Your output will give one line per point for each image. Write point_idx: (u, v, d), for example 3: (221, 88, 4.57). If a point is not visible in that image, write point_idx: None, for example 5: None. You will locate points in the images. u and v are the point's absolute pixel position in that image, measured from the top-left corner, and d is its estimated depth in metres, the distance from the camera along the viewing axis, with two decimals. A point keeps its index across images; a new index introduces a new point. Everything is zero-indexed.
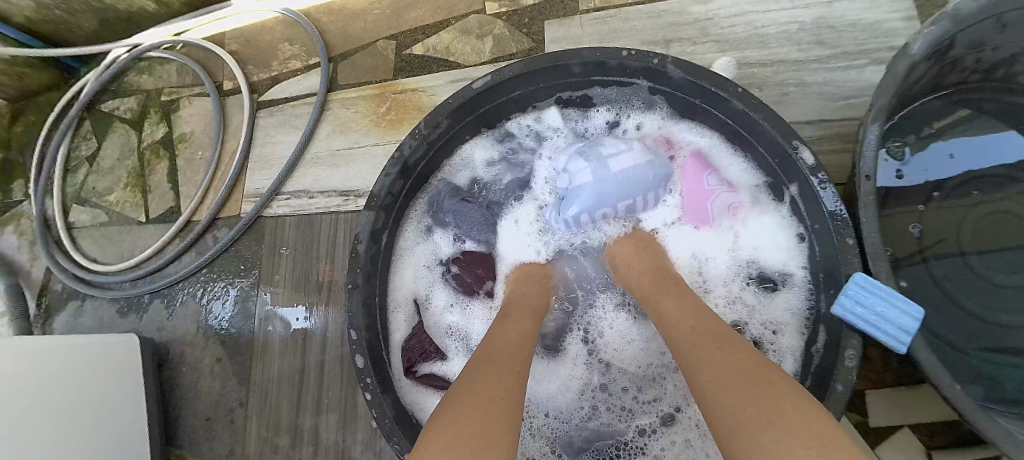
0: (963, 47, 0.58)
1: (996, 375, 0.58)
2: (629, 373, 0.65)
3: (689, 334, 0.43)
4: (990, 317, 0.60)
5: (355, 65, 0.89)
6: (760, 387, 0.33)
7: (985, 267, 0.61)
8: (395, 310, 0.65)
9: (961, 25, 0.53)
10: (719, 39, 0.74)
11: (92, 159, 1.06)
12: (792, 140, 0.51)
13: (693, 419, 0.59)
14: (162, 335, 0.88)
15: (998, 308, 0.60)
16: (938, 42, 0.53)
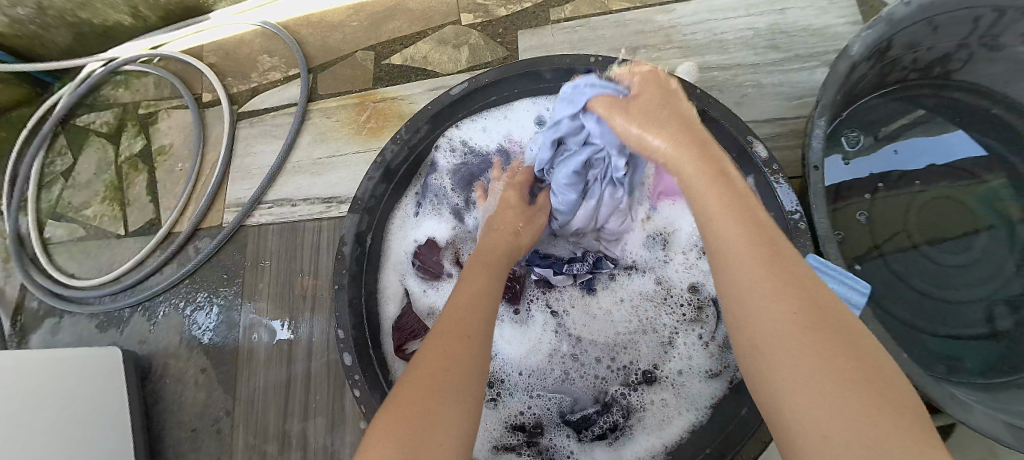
0: (901, 49, 0.63)
1: (946, 349, 0.63)
2: (600, 341, 0.67)
3: (748, 241, 0.35)
4: (936, 297, 0.65)
5: (334, 76, 0.91)
6: (844, 354, 0.29)
7: (930, 251, 0.67)
8: (385, 301, 0.66)
9: (896, 28, 0.58)
10: (681, 46, 0.79)
11: (67, 174, 1.05)
12: (746, 135, 0.55)
13: (668, 378, 0.63)
14: (144, 347, 0.88)
15: (943, 289, 0.65)
16: (877, 44, 0.58)
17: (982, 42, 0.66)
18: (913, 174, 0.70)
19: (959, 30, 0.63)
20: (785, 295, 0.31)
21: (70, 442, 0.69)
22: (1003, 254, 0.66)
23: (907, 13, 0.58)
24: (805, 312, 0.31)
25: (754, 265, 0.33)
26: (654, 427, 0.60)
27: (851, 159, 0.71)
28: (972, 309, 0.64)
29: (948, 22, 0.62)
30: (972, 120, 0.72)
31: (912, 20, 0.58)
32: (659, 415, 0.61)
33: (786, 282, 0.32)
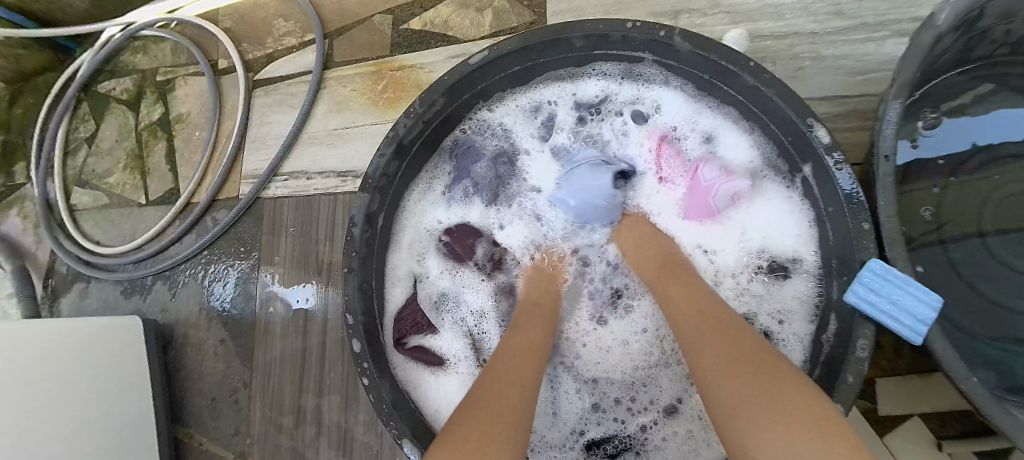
0: (993, 17, 0.54)
1: (1012, 361, 0.56)
2: (617, 380, 0.64)
3: (694, 314, 0.46)
4: (1008, 301, 0.58)
5: (351, 42, 0.86)
6: (762, 375, 0.35)
7: (1005, 251, 0.59)
8: (392, 284, 0.65)
9: None
10: (729, 10, 0.71)
11: (90, 140, 1.05)
12: (807, 118, 0.48)
13: (693, 409, 0.59)
14: (166, 316, 0.88)
15: (1017, 293, 0.58)
16: (966, 13, 0.49)
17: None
18: (991, 164, 0.62)
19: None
20: (715, 348, 0.40)
21: (85, 411, 0.70)
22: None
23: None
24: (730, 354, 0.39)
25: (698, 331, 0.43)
26: (676, 456, 0.58)
27: (920, 141, 0.63)
28: None
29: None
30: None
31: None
32: (682, 442, 0.58)
33: (717, 337, 0.41)
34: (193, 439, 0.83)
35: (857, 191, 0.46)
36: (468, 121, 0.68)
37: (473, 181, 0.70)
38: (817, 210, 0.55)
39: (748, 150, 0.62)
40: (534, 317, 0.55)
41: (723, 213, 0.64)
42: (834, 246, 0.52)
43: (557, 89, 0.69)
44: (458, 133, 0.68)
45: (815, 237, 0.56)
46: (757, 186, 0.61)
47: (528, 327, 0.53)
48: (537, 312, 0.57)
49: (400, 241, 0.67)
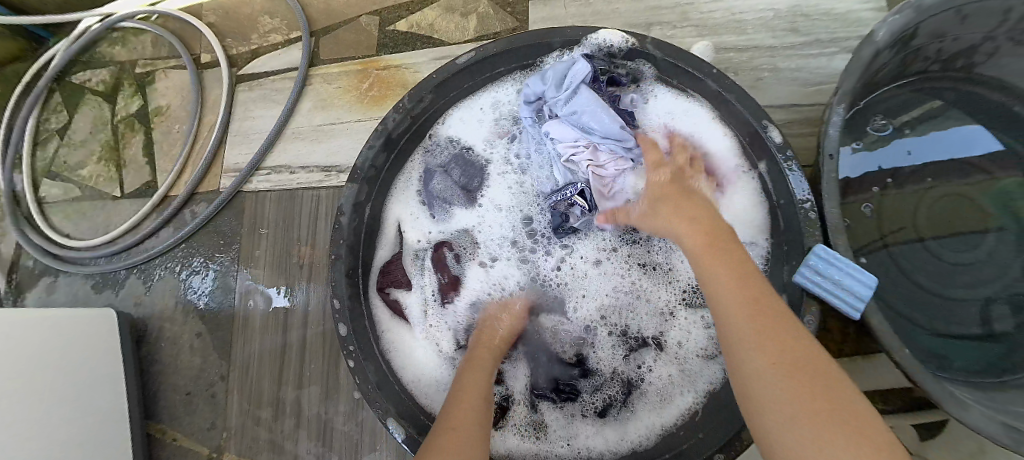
0: (925, 37, 0.60)
1: (944, 347, 0.62)
2: (609, 322, 0.64)
3: (739, 286, 0.42)
4: (941, 291, 0.64)
5: (337, 41, 0.88)
6: (797, 366, 0.35)
7: (939, 246, 0.65)
8: (383, 244, 0.66)
9: (924, 15, 0.56)
10: (697, 23, 0.76)
11: (62, 131, 1.03)
12: (762, 119, 0.53)
13: (678, 353, 0.60)
14: (140, 309, 0.87)
15: (949, 284, 0.65)
16: (901, 32, 0.55)
17: (1010, 35, 0.62)
18: (925, 169, 0.69)
19: (988, 21, 0.60)
20: (755, 330, 0.38)
21: (53, 403, 0.68)
22: (1009, 252, 0.65)
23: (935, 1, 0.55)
24: (778, 344, 0.37)
25: (741, 311, 0.40)
26: (658, 402, 0.59)
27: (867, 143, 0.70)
28: (970, 308, 0.64)
29: (978, 12, 0.59)
30: (991, 116, 0.70)
31: (940, 8, 0.55)
32: (661, 398, 0.59)
33: (768, 323, 0.38)
34: (166, 434, 0.82)
35: (805, 186, 0.51)
36: (456, 109, 0.67)
37: (443, 197, 0.68)
38: (768, 203, 0.58)
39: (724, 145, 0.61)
40: (482, 360, 0.54)
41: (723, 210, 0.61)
42: (783, 236, 0.56)
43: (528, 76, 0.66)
44: (449, 118, 0.68)
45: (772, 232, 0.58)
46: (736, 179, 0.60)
47: (475, 372, 0.52)
48: (485, 353, 0.56)
49: (395, 206, 0.67)
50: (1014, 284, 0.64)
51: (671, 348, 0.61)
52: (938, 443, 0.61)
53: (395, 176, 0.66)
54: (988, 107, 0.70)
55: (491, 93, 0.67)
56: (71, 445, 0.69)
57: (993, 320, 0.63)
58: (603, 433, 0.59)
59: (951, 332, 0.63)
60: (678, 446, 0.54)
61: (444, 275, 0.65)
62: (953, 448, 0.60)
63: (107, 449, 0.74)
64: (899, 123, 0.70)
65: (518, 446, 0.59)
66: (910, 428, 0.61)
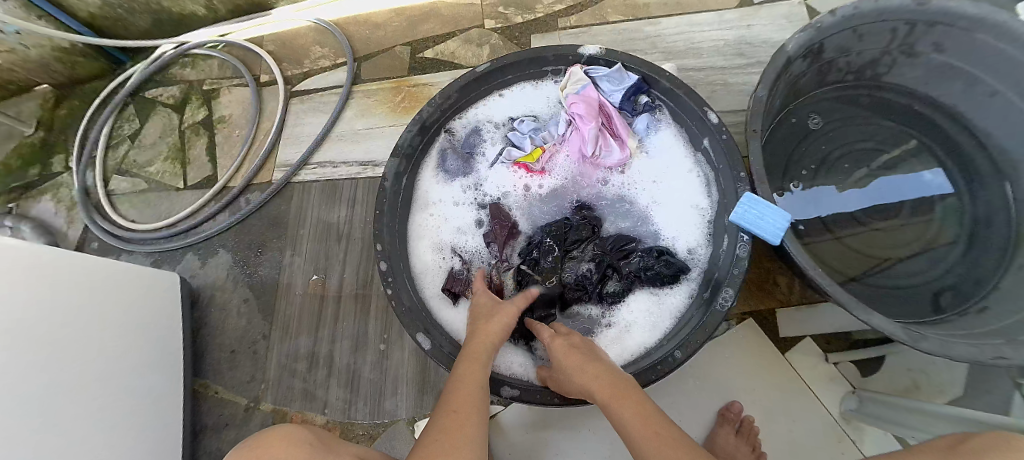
0: (833, 51, 0.80)
1: (880, 297, 0.79)
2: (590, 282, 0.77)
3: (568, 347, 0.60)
4: (876, 254, 0.82)
5: (376, 65, 1.08)
6: None
7: (868, 219, 0.84)
8: (416, 217, 0.80)
9: (824, 34, 0.75)
10: (664, 52, 0.97)
11: (133, 136, 1.21)
12: (703, 107, 0.71)
13: (648, 296, 0.74)
14: (195, 280, 1.01)
15: (882, 248, 0.82)
16: (809, 45, 0.75)
17: (902, 50, 0.82)
18: (855, 160, 0.88)
19: (879, 39, 0.80)
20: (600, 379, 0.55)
21: (114, 352, 0.80)
22: (925, 225, 0.83)
23: (833, 22, 0.74)
24: (620, 393, 0.52)
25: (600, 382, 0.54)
26: (636, 328, 0.72)
27: (804, 138, 0.89)
28: (893, 265, 0.81)
29: (870, 32, 0.78)
30: (900, 116, 0.89)
31: (837, 28, 0.75)
32: (640, 323, 0.72)
33: (610, 378, 0.55)
34: (209, 388, 0.94)
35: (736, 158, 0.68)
36: (473, 110, 0.86)
37: (463, 172, 0.84)
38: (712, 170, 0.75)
39: (676, 134, 0.80)
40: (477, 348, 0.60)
41: (680, 181, 0.79)
42: (725, 194, 0.72)
43: (533, 85, 0.86)
44: (468, 118, 0.86)
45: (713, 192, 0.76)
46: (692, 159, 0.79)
47: (473, 366, 0.57)
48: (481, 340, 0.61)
49: (422, 188, 0.82)
50: (926, 247, 0.81)
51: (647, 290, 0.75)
52: (874, 379, 0.75)
53: (423, 159, 0.83)
54: (899, 111, 0.89)
55: (500, 99, 0.86)
56: (124, 392, 0.79)
57: (911, 275, 0.80)
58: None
59: (875, 283, 0.80)
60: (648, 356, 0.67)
61: (465, 240, 0.80)
62: (891, 380, 0.74)
63: (153, 401, 0.84)
64: (826, 121, 0.90)
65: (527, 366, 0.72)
66: (851, 365, 0.76)
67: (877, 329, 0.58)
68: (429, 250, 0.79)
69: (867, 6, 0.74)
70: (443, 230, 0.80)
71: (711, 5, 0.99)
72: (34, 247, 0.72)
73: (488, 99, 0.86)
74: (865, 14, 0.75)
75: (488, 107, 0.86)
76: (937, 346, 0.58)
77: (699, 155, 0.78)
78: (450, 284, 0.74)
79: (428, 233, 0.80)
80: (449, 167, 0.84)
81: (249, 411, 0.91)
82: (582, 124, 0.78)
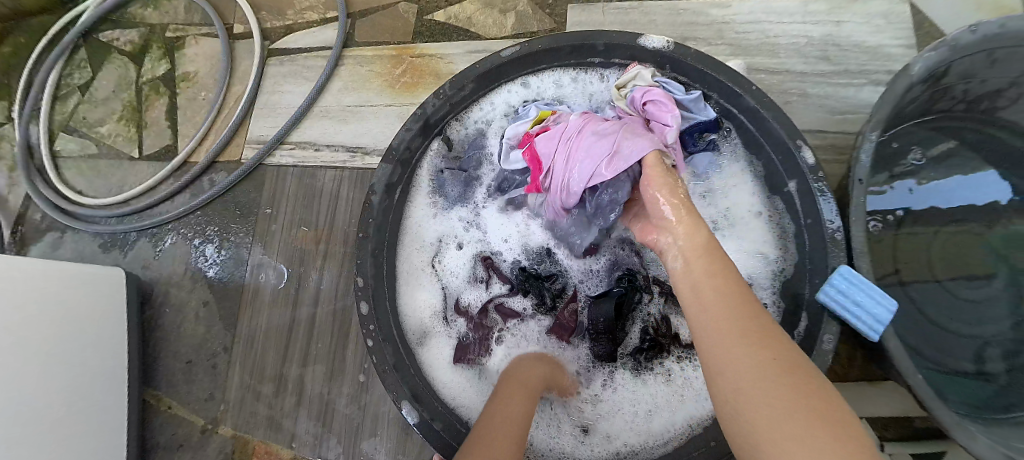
0: (955, 77, 0.61)
1: (948, 382, 0.62)
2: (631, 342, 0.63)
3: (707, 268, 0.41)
4: (950, 326, 0.65)
5: (373, 25, 0.88)
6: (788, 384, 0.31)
7: (950, 281, 0.66)
8: (410, 243, 0.67)
9: (960, 54, 0.56)
10: (733, 43, 0.77)
11: (85, 87, 1.02)
12: (796, 139, 0.54)
13: None
14: (147, 273, 0.86)
15: (957, 319, 0.65)
16: (934, 69, 0.56)
17: None
18: (943, 199, 0.70)
19: (1012, 68, 0.60)
20: (747, 343, 0.34)
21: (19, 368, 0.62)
22: (1014, 295, 0.66)
23: (970, 41, 0.56)
24: (787, 383, 0.31)
25: (746, 348, 0.34)
26: (689, 399, 0.58)
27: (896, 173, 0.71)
28: (974, 345, 0.64)
29: (1006, 58, 0.59)
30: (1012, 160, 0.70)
31: (973, 50, 0.57)
32: (686, 398, 0.58)
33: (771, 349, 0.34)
34: (161, 402, 0.81)
35: (835, 219, 0.51)
36: (482, 107, 0.69)
37: (465, 186, 0.70)
38: (794, 221, 0.59)
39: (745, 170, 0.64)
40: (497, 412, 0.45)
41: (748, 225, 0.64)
42: (807, 254, 0.56)
43: (572, 73, 0.67)
44: (476, 118, 0.69)
45: (787, 248, 0.60)
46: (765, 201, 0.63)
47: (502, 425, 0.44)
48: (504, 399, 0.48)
49: (418, 207, 0.68)
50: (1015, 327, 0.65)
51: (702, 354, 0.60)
52: None
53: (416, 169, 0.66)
54: (1016, 157, 0.69)
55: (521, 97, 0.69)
56: (31, 419, 0.62)
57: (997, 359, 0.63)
58: (624, 433, 0.58)
59: (951, 366, 0.63)
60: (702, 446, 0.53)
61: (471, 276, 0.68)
62: None
63: (95, 421, 0.71)
64: (932, 156, 0.71)
65: (549, 442, 0.59)
66: None
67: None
68: (423, 287, 0.66)
69: (1017, 24, 0.55)
70: (445, 263, 0.68)
71: None
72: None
73: (502, 90, 0.68)
74: (1010, 37, 0.56)
75: (501, 104, 0.69)
76: None
77: (776, 199, 0.61)
78: (460, 353, 0.62)
79: (424, 267, 0.67)
80: (451, 183, 0.70)
81: (205, 433, 0.78)
82: (659, 112, 0.57)
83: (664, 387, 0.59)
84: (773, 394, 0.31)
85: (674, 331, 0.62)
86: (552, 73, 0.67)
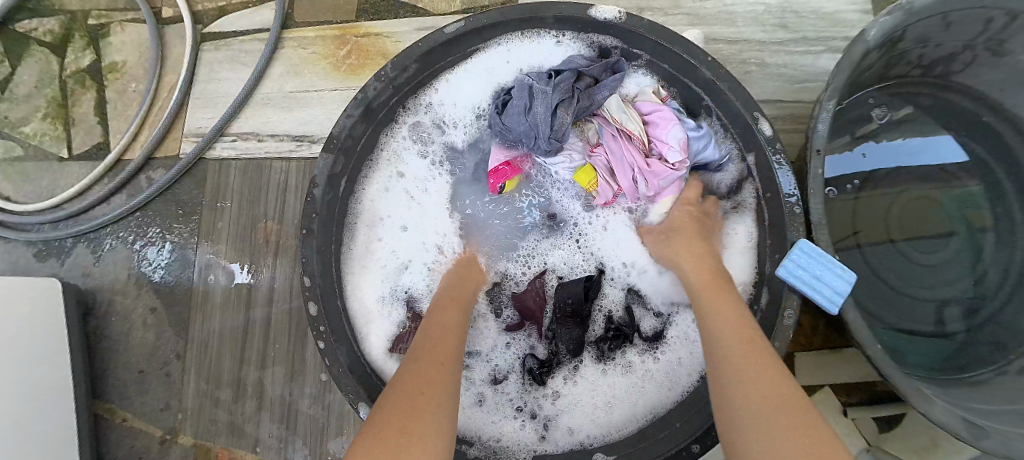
0: (909, 42, 0.59)
1: (905, 343, 0.63)
2: (595, 333, 0.62)
3: (701, 272, 0.52)
4: (910, 291, 0.65)
5: (313, 3, 0.82)
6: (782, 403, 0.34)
7: (910, 247, 0.66)
8: (360, 240, 0.63)
9: (912, 20, 0.54)
10: (689, 12, 0.74)
11: (3, 84, 0.93)
12: (754, 111, 0.51)
13: (675, 358, 0.59)
14: (88, 281, 0.81)
15: (917, 283, 0.66)
16: (890, 34, 0.54)
17: (987, 46, 0.62)
18: (902, 157, 0.69)
19: (969, 30, 0.59)
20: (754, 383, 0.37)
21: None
22: (966, 258, 0.66)
23: (925, 5, 0.53)
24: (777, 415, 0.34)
25: (752, 376, 0.37)
26: (648, 387, 0.58)
27: (857, 132, 0.70)
28: (929, 307, 0.65)
29: (961, 19, 0.57)
30: (962, 123, 0.70)
31: (928, 13, 0.54)
32: (643, 387, 0.58)
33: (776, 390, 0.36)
34: (115, 415, 0.77)
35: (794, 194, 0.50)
36: (429, 95, 0.65)
37: (423, 175, 0.67)
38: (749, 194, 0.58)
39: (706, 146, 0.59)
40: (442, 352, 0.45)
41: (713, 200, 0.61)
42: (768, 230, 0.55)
43: (524, 47, 0.64)
44: (425, 105, 0.65)
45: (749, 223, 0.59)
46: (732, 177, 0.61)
47: (440, 354, 0.45)
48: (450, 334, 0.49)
49: (368, 202, 0.64)
50: (967, 288, 0.66)
51: (664, 343, 0.60)
52: (892, 437, 0.63)
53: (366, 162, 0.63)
54: (963, 116, 0.70)
55: (472, 79, 0.65)
56: None
57: (947, 320, 0.65)
58: (584, 426, 0.58)
59: (907, 330, 0.64)
60: (654, 437, 0.54)
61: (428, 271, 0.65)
62: (908, 441, 0.63)
63: (44, 441, 0.67)
64: (895, 114, 0.70)
65: (511, 436, 0.59)
66: (870, 421, 0.63)
67: (937, 423, 0.44)
68: (371, 285, 0.62)
69: None
70: (401, 258, 0.65)
71: None
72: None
73: (447, 74, 0.64)
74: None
75: (449, 90, 0.65)
76: (1003, 447, 0.46)
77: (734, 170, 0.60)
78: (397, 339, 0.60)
79: (372, 267, 0.63)
80: (408, 173, 0.66)
81: (165, 444, 0.75)
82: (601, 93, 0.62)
83: (626, 378, 0.59)
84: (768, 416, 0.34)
85: (636, 323, 0.62)
86: (500, 51, 0.64)
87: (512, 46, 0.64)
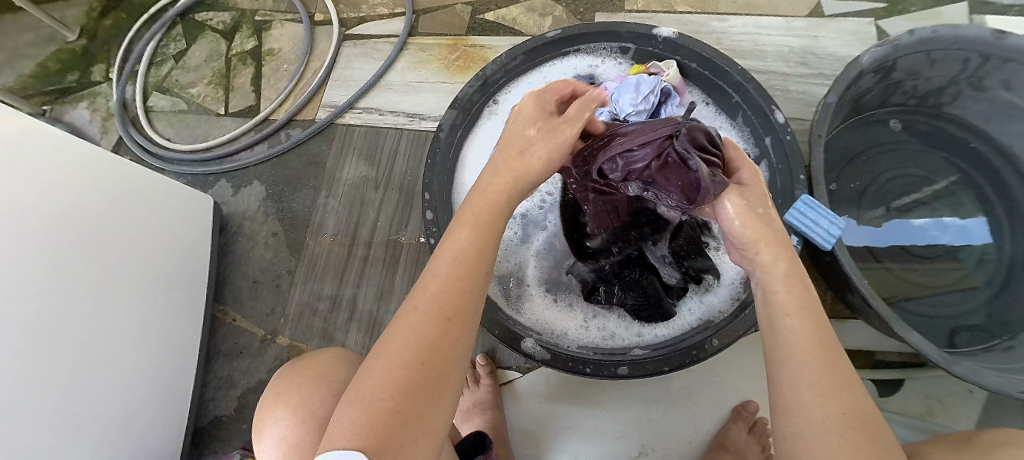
0: (902, 73, 0.78)
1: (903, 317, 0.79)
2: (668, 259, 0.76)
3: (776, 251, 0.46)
4: (904, 275, 0.82)
5: (434, 19, 1.06)
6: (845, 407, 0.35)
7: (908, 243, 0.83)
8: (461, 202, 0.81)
9: (902, 51, 0.73)
10: (729, 48, 0.96)
11: (179, 56, 1.19)
12: (770, 105, 0.71)
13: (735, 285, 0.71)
14: (227, 208, 1.01)
15: (915, 272, 0.82)
16: (882, 61, 0.73)
17: (970, 82, 0.80)
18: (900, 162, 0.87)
19: (951, 66, 0.78)
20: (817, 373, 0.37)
21: (133, 288, 0.75)
22: (955, 258, 0.82)
23: (910, 42, 0.72)
24: (839, 415, 0.35)
25: (808, 365, 0.37)
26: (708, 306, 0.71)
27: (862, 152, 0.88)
28: (926, 291, 0.81)
29: (944, 57, 0.76)
30: (956, 149, 0.87)
31: (911, 49, 0.73)
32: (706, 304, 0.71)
33: (837, 394, 0.36)
34: (227, 315, 0.95)
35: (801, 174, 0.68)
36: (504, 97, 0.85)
37: None
38: (754, 146, 0.76)
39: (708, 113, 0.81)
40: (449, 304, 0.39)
41: None
42: (777, 194, 0.72)
43: (582, 60, 0.85)
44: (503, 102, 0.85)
45: (758, 171, 0.77)
46: (736, 133, 0.79)
47: (447, 305, 0.38)
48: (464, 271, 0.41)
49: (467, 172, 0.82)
50: (954, 281, 0.81)
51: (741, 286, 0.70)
52: (891, 400, 0.77)
53: (472, 132, 0.83)
54: (955, 144, 0.87)
55: (534, 84, 0.85)
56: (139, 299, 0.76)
57: (947, 305, 0.80)
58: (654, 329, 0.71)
59: (904, 305, 0.80)
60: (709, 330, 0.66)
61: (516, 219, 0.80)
62: (904, 404, 0.77)
63: (176, 314, 0.84)
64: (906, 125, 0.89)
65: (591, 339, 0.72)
66: (871, 384, 0.78)
67: (915, 349, 0.58)
68: None
69: (946, 31, 0.72)
70: None
71: (781, 9, 0.97)
72: (58, 157, 0.66)
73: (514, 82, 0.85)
74: (942, 39, 0.73)
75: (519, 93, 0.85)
76: (969, 372, 0.59)
77: (747, 133, 0.77)
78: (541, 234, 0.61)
79: None
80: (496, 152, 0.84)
81: (265, 343, 0.91)
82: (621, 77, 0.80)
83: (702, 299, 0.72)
84: (819, 413, 0.35)
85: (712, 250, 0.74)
86: (550, 63, 0.84)
87: (563, 59, 0.84)
